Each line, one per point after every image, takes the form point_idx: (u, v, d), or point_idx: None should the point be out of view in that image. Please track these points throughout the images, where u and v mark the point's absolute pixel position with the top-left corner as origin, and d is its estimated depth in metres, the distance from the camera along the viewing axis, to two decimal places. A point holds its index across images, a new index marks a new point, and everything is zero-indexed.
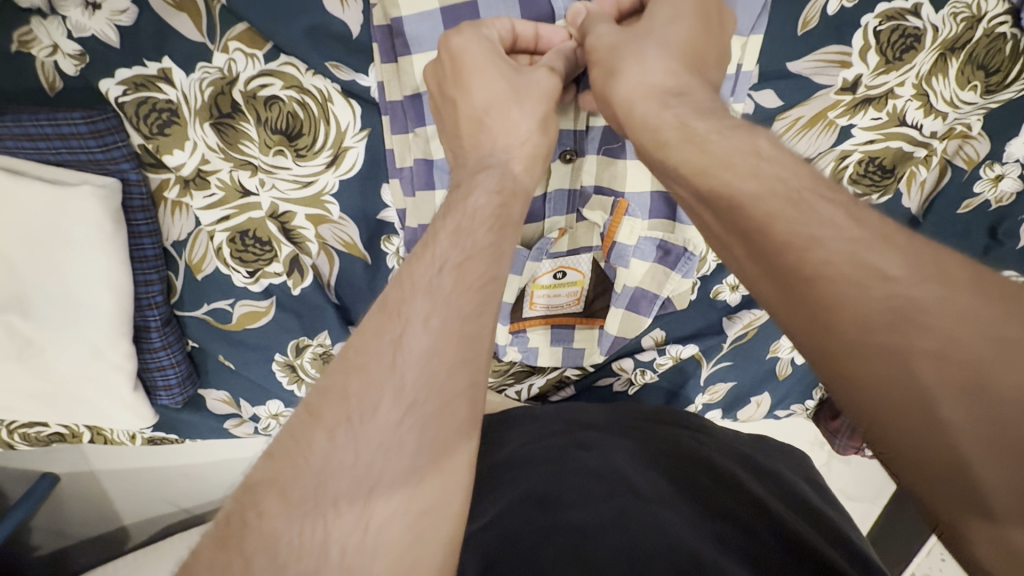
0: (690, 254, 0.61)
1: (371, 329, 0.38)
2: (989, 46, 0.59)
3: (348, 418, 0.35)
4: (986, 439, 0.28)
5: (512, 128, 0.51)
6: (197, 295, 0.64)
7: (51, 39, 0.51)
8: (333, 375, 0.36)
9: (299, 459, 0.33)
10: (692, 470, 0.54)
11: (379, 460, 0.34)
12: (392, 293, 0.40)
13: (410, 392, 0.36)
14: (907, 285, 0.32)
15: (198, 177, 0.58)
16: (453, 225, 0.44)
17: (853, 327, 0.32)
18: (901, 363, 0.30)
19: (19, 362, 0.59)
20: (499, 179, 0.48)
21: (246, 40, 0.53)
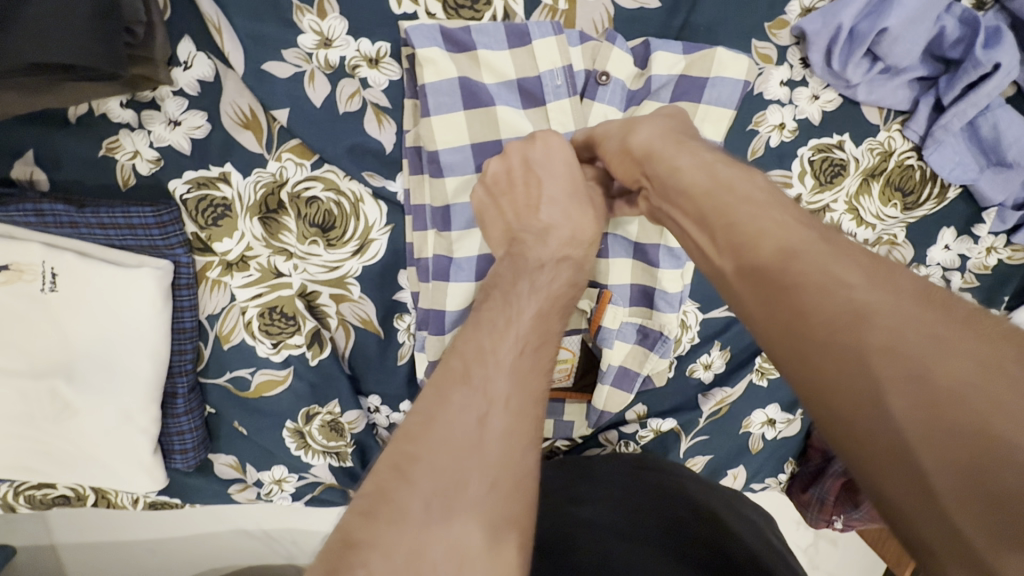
0: (666, 337, 0.70)
1: (459, 402, 0.41)
2: (903, 174, 0.73)
3: (443, 485, 0.38)
4: (923, 426, 0.29)
5: (584, 219, 0.58)
6: (220, 364, 0.70)
7: (134, 146, 0.61)
8: (423, 441, 0.39)
9: (398, 517, 0.36)
10: (675, 509, 0.60)
11: (467, 531, 0.37)
12: (473, 363, 0.44)
13: (494, 463, 0.40)
14: (866, 293, 0.35)
15: (240, 261, 0.66)
16: (541, 304, 0.52)
17: (819, 328, 0.35)
18: (852, 354, 0.32)
19: (54, 422, 0.64)
20: (572, 270, 0.56)
21: (297, 153, 0.63)
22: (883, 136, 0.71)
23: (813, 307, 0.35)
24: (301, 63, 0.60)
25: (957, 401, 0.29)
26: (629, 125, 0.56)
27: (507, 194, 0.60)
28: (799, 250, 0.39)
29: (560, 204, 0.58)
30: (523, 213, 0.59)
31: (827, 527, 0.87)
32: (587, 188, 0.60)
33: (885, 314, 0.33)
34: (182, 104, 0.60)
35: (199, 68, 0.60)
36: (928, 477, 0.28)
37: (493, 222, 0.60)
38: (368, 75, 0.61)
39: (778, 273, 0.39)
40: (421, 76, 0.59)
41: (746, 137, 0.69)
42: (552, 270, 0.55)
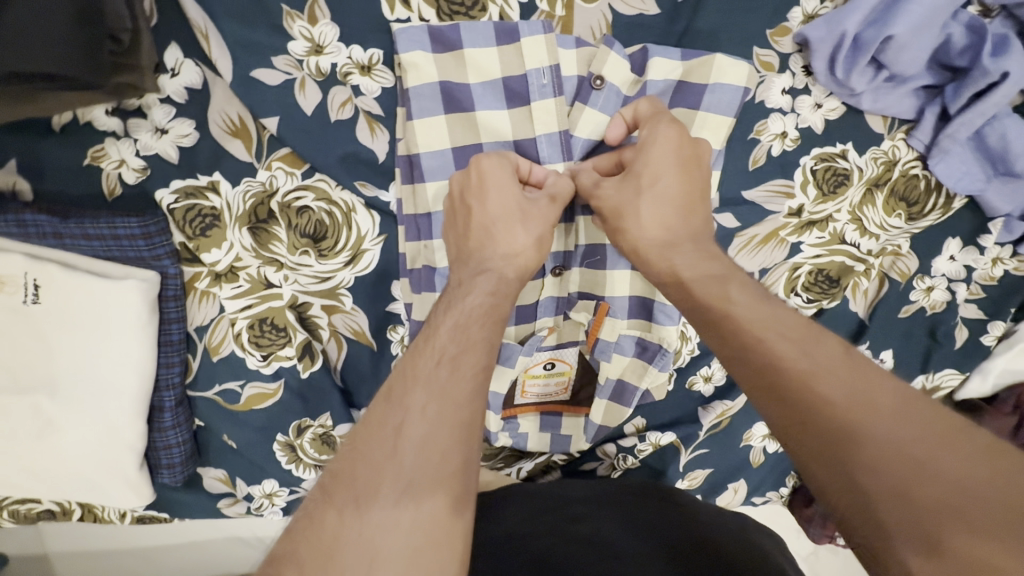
0: (664, 350, 0.68)
1: (376, 418, 0.43)
2: (907, 183, 0.72)
3: (356, 498, 0.40)
4: (916, 525, 0.35)
5: (512, 241, 0.57)
6: (209, 376, 0.69)
7: (120, 155, 0.59)
8: (343, 462, 0.42)
9: (315, 534, 0.38)
10: (675, 534, 0.58)
11: (382, 534, 0.38)
12: (396, 382, 0.46)
13: (408, 471, 0.41)
14: (848, 412, 0.40)
15: (229, 272, 0.65)
16: (458, 319, 0.50)
17: (813, 431, 0.41)
18: (841, 470, 0.39)
19: (36, 438, 0.62)
20: (495, 283, 0.55)
21: (288, 161, 0.62)
22: (887, 145, 0.70)
23: (806, 423, 0.41)
24: (292, 70, 0.58)
25: (940, 505, 0.35)
26: (622, 210, 0.57)
27: (453, 222, 0.60)
28: (790, 364, 0.44)
29: (490, 226, 0.58)
30: (460, 243, 0.59)
31: (829, 542, 0.87)
32: (524, 207, 0.58)
33: (873, 419, 0.40)
34: (169, 112, 0.59)
35: (187, 75, 0.58)
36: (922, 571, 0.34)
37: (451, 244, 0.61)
38: (360, 82, 0.59)
39: (768, 383, 0.44)
40: (407, 79, 0.58)
41: (748, 146, 0.68)
42: (470, 283, 0.55)
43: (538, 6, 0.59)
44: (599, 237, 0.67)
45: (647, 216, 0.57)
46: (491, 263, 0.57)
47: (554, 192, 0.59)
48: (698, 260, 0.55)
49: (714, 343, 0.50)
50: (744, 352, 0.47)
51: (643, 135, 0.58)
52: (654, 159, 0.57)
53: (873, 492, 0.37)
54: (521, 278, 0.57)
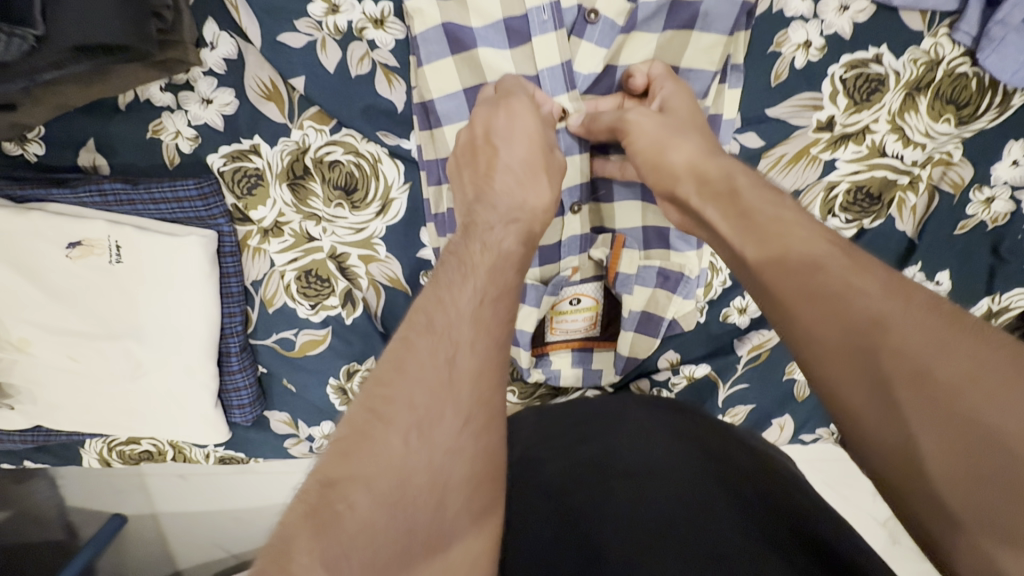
0: (688, 278, 0.68)
1: (425, 352, 0.47)
2: (954, 84, 0.66)
3: (420, 424, 0.44)
4: (932, 424, 0.36)
5: (535, 186, 0.60)
6: (267, 326, 0.76)
7: (175, 126, 0.67)
8: (395, 388, 0.45)
9: (376, 453, 0.42)
10: (688, 447, 0.59)
11: (445, 462, 0.44)
12: (435, 313, 0.49)
13: (465, 404, 0.46)
14: (881, 303, 0.41)
15: (275, 227, 0.72)
16: (493, 261, 0.54)
17: (836, 333, 0.42)
18: (872, 362, 0.40)
19: (129, 380, 0.72)
20: (524, 233, 0.58)
21: (317, 120, 0.67)
22: (928, 44, 0.65)
23: (825, 325, 0.43)
24: (312, 32, 0.63)
25: (960, 405, 0.36)
26: (664, 134, 0.58)
27: (465, 165, 0.63)
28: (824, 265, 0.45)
29: (515, 169, 0.60)
30: (479, 184, 0.61)
31: None
32: (546, 155, 0.62)
33: (901, 323, 0.40)
34: (212, 83, 0.65)
35: (223, 47, 0.64)
36: (932, 469, 0.36)
37: (456, 197, 0.63)
38: (374, 36, 0.63)
39: (782, 302, 0.46)
40: (414, 28, 0.61)
41: (768, 60, 0.65)
42: (498, 229, 0.57)
43: None
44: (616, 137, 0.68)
45: (682, 150, 0.58)
46: (523, 213, 0.59)
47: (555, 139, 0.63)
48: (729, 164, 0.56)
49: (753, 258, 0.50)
50: (780, 256, 0.47)
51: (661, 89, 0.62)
52: (671, 100, 0.61)
53: (897, 388, 0.38)
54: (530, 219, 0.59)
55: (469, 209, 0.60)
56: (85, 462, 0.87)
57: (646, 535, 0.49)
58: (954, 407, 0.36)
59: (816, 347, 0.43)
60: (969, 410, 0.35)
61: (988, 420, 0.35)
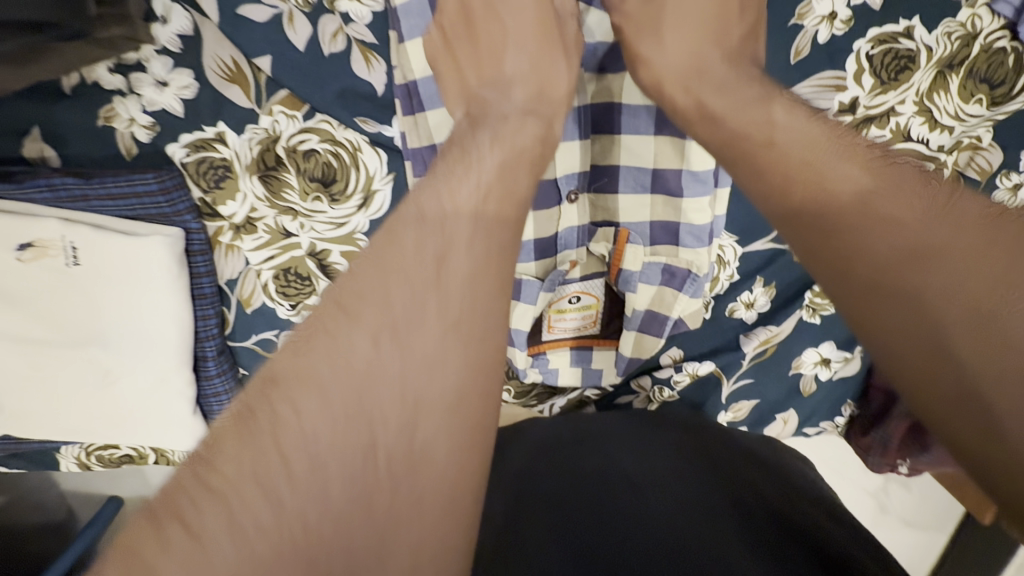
0: (696, 276, 0.64)
1: (410, 244, 0.41)
2: (990, 61, 0.61)
3: (391, 330, 0.38)
4: (964, 328, 0.35)
5: (546, 70, 0.53)
6: (246, 326, 0.72)
7: (129, 113, 0.60)
8: (372, 281, 0.39)
9: (336, 356, 0.37)
10: (693, 465, 0.56)
11: (424, 376, 0.38)
12: (427, 204, 0.42)
13: (452, 310, 0.40)
14: (924, 231, 0.39)
15: (247, 223, 0.66)
16: (504, 154, 0.47)
17: (857, 242, 0.40)
18: (897, 270, 0.38)
19: (98, 389, 0.68)
20: (542, 129, 0.51)
21: (288, 104, 0.60)
22: (965, 15, 0.59)
23: (861, 272, 0.39)
24: (278, 3, 0.56)
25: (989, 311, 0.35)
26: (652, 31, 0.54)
27: (461, 43, 0.55)
28: (849, 197, 0.42)
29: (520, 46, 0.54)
30: (483, 67, 0.54)
31: (890, 472, 0.81)
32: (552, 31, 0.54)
33: (926, 236, 0.39)
34: (167, 63, 0.58)
35: (177, 22, 0.57)
36: (961, 367, 0.34)
37: (451, 84, 0.55)
38: (347, 8, 0.56)
39: (827, 231, 0.41)
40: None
41: (788, 35, 0.59)
42: (517, 121, 0.50)
43: None
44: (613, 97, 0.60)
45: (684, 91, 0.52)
46: (541, 106, 0.52)
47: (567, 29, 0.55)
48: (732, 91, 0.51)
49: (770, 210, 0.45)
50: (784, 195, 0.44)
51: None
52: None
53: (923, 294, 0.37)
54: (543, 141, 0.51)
55: (472, 95, 0.53)
56: (63, 466, 0.83)
57: (648, 544, 0.46)
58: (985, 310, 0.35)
59: (836, 256, 0.40)
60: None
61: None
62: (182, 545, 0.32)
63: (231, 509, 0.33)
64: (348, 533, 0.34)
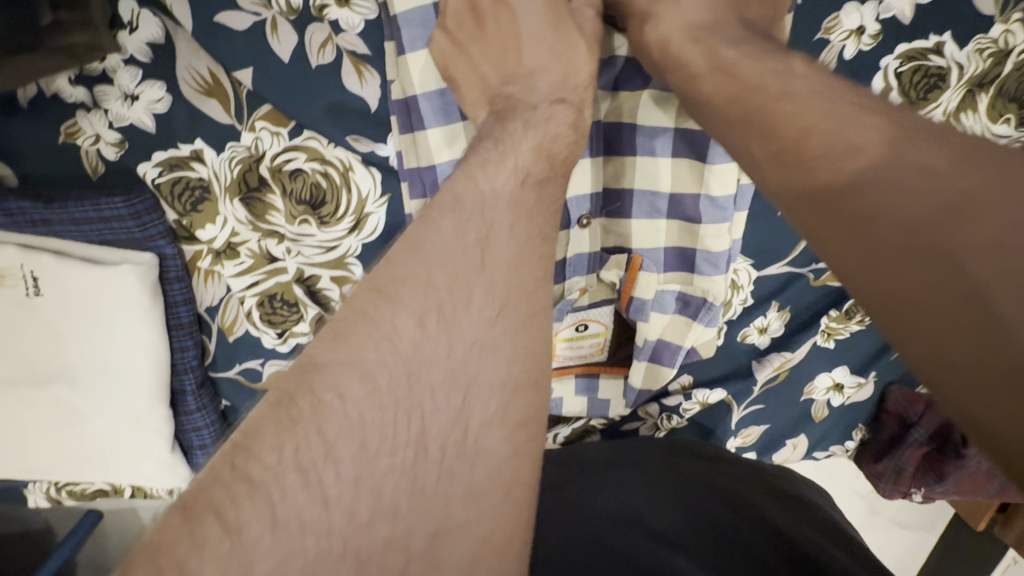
0: (711, 305, 0.61)
1: (449, 229, 0.36)
2: (1022, 79, 0.57)
3: (441, 312, 0.34)
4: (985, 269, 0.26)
5: (574, 56, 0.47)
6: (229, 356, 0.66)
7: (93, 129, 0.54)
8: (409, 264, 0.35)
9: (375, 341, 0.32)
10: (711, 505, 0.52)
11: (474, 358, 0.35)
12: (466, 191, 0.38)
13: (501, 292, 0.36)
14: (955, 177, 0.30)
15: (228, 248, 0.60)
16: (540, 141, 0.43)
17: (842, 179, 0.33)
18: (883, 200, 0.31)
19: (65, 428, 0.62)
20: (573, 117, 0.46)
21: (272, 120, 0.55)
22: (996, 31, 0.55)
23: (871, 221, 0.30)
24: (260, 10, 0.50)
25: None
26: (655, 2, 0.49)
27: (473, 41, 0.49)
28: (870, 150, 0.33)
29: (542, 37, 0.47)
30: (502, 63, 0.49)
31: (903, 498, 0.80)
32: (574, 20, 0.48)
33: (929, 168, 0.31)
34: (136, 74, 0.53)
35: (146, 29, 0.51)
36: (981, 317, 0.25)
37: (466, 78, 0.50)
38: (338, 16, 0.50)
39: (837, 189, 0.33)
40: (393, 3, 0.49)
41: (813, 49, 0.56)
42: (546, 111, 0.46)
43: None
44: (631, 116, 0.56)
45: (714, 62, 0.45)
46: (569, 93, 0.47)
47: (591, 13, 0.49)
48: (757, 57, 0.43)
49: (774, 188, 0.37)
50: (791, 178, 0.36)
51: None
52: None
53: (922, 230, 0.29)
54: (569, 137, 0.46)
55: (496, 95, 0.49)
56: (31, 502, 0.78)
57: None
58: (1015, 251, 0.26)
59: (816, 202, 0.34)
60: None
61: None
62: (217, 542, 0.25)
63: (270, 503, 0.27)
64: (398, 531, 0.30)
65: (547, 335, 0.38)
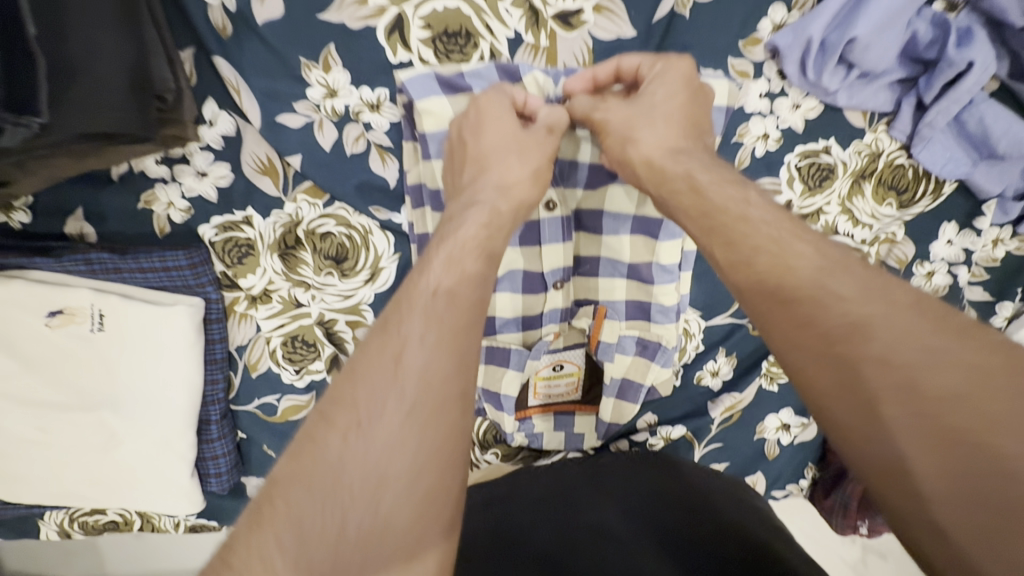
0: (665, 347, 0.73)
1: (372, 350, 0.44)
2: (894, 173, 0.74)
3: (359, 421, 0.41)
4: (917, 436, 0.36)
5: (509, 169, 0.59)
6: (249, 392, 0.76)
7: (168, 198, 0.68)
8: (340, 386, 0.43)
9: (313, 454, 0.40)
10: (671, 515, 0.61)
11: (388, 455, 0.41)
12: (390, 315, 0.46)
13: (409, 396, 0.42)
14: (864, 305, 0.41)
15: (263, 294, 0.72)
16: (450, 251, 0.50)
17: (814, 338, 0.42)
18: (847, 365, 0.40)
19: (102, 451, 0.71)
20: (487, 214, 0.55)
21: (311, 194, 0.70)
22: (869, 138, 0.72)
23: (836, 388, 0.40)
24: (310, 113, 0.66)
25: (945, 418, 0.36)
26: (630, 128, 0.59)
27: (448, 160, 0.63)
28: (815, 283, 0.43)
29: (490, 155, 0.60)
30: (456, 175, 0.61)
31: (854, 533, 0.86)
32: (521, 141, 0.61)
33: (884, 328, 0.40)
34: (209, 157, 0.67)
35: (222, 125, 0.66)
36: (914, 475, 0.36)
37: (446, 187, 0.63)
38: (370, 119, 0.66)
39: (807, 329, 0.42)
40: (423, 124, 0.64)
41: (731, 149, 0.72)
42: (469, 216, 0.54)
43: (524, 39, 0.65)
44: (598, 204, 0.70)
45: (652, 132, 0.59)
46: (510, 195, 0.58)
47: (550, 122, 0.63)
48: (709, 167, 0.55)
49: (740, 286, 0.48)
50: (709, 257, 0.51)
51: (653, 72, 0.61)
52: (664, 87, 0.60)
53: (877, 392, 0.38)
54: (513, 210, 0.58)
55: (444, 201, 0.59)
56: (43, 534, 0.82)
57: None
58: (944, 426, 0.35)
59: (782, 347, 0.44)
60: (960, 418, 0.35)
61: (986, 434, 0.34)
62: None
63: None
64: None
65: (456, 419, 0.44)
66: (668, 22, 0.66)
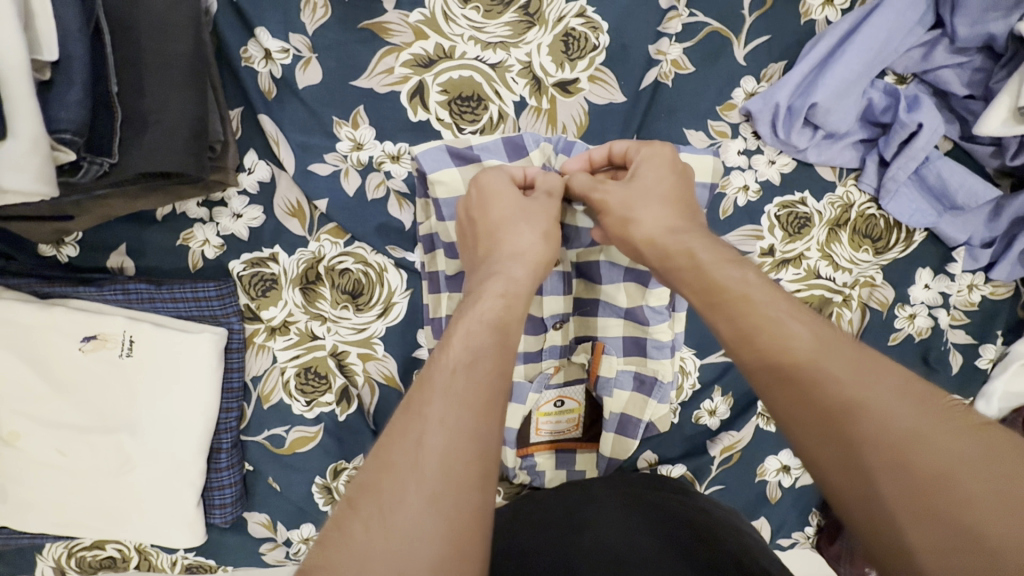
0: (661, 382, 0.75)
1: (397, 430, 0.40)
2: (867, 222, 0.81)
3: (382, 511, 0.37)
4: (914, 515, 0.33)
5: (519, 237, 0.58)
6: (260, 422, 0.78)
7: (204, 236, 0.75)
8: (368, 470, 0.39)
9: (342, 547, 0.35)
10: (674, 530, 0.61)
11: (409, 552, 0.35)
12: (416, 391, 0.43)
13: (432, 481, 0.38)
14: (857, 387, 0.38)
15: (282, 325, 0.77)
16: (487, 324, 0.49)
17: (812, 414, 0.39)
18: (846, 443, 0.37)
19: (116, 475, 0.73)
20: (506, 283, 0.53)
21: (333, 234, 0.76)
22: (840, 191, 0.80)
23: (831, 471, 0.37)
24: (339, 163, 0.74)
25: (938, 495, 0.33)
26: (628, 207, 0.57)
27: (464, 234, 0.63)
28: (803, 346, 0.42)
29: (498, 228, 0.59)
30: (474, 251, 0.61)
31: None
32: (525, 207, 0.60)
33: (876, 404, 0.37)
34: (244, 201, 0.75)
35: (259, 172, 0.75)
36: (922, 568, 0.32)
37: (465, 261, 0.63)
38: (391, 168, 0.75)
39: (814, 408, 0.39)
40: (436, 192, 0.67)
41: (715, 199, 0.79)
42: (494, 286, 0.53)
43: (528, 103, 0.74)
44: (594, 254, 0.75)
45: (649, 213, 0.56)
46: (526, 263, 0.56)
47: (549, 189, 0.63)
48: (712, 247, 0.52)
49: (747, 366, 0.44)
50: None
51: (640, 155, 0.61)
52: (654, 170, 0.59)
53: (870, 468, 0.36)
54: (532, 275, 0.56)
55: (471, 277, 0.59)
56: (38, 571, 0.81)
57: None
58: (938, 502, 0.33)
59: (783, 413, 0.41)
60: (955, 502, 0.33)
61: (979, 518, 0.32)
62: None
63: None
64: None
65: (483, 507, 0.38)
66: (654, 89, 0.76)
